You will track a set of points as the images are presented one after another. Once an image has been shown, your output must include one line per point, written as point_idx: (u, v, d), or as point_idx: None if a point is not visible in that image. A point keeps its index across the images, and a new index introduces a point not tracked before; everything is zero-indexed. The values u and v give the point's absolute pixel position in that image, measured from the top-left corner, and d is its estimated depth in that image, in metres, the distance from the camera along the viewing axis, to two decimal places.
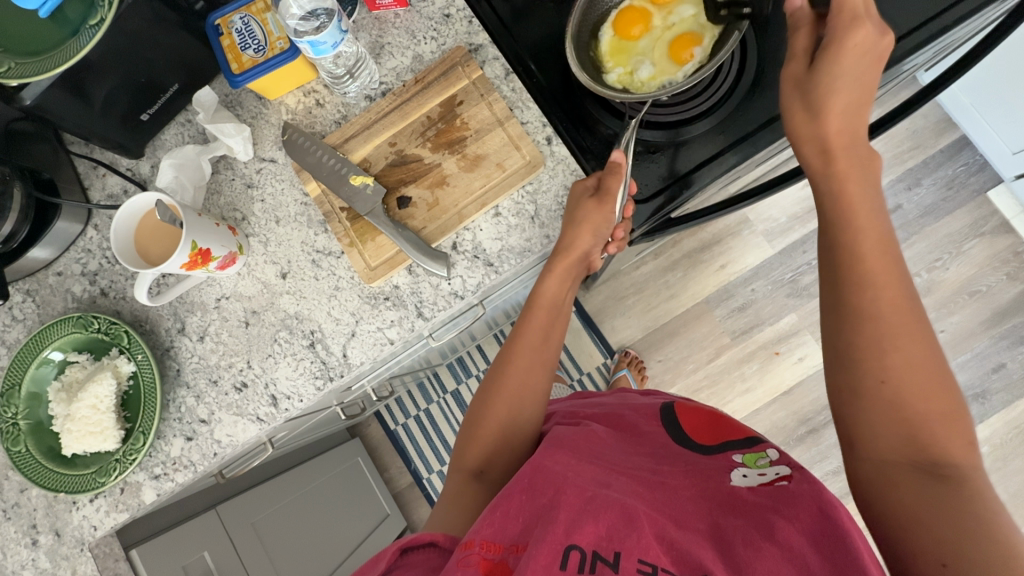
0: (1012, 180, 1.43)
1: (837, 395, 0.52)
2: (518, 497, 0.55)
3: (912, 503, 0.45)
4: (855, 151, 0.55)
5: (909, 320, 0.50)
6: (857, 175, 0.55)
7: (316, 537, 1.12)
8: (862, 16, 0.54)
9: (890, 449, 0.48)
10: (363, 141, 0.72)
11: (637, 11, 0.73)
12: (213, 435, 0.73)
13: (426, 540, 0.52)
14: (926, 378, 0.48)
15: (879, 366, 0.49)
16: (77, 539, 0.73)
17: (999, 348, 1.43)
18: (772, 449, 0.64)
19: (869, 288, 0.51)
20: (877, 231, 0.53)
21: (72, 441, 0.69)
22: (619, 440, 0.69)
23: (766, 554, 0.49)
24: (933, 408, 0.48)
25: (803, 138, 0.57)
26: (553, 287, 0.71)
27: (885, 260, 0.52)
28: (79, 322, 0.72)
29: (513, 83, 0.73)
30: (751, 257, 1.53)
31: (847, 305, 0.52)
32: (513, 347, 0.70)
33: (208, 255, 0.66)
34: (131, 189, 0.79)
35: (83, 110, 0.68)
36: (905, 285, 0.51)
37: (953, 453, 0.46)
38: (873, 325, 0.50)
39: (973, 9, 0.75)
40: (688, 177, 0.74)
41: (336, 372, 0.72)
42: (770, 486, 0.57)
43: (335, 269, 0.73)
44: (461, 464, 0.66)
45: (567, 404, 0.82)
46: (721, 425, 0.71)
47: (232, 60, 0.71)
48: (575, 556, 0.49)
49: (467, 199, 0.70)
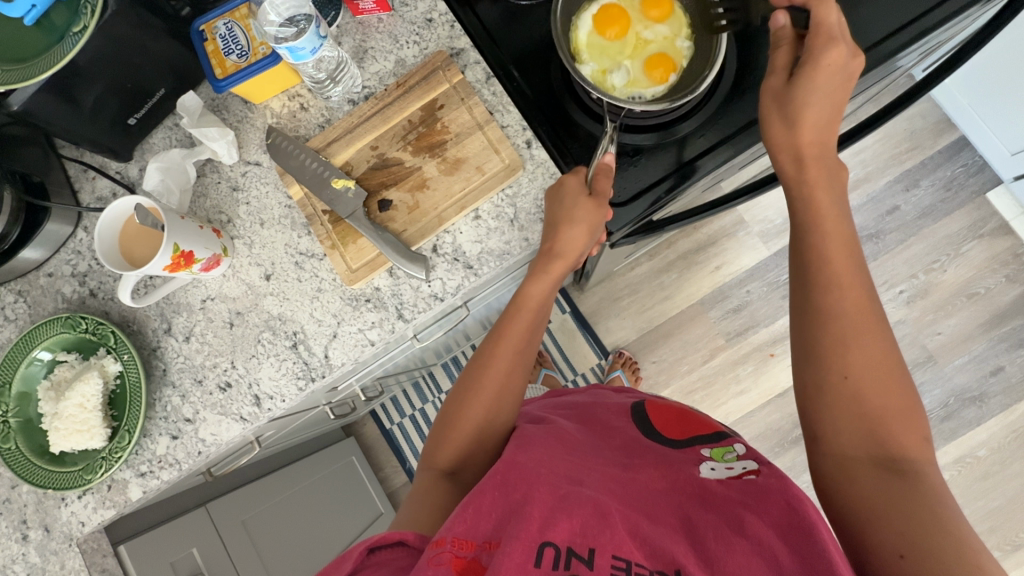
0: (1011, 182, 1.42)
1: (804, 393, 0.54)
2: (491, 494, 0.54)
3: (870, 497, 0.47)
4: (826, 160, 0.57)
5: (868, 320, 0.52)
6: (826, 184, 0.57)
7: (307, 534, 1.13)
8: (835, 37, 0.56)
9: (850, 445, 0.50)
10: (345, 144, 0.73)
11: (624, 14, 0.73)
12: (197, 434, 0.74)
13: (394, 539, 0.52)
14: (884, 371, 0.51)
15: (842, 362, 0.51)
16: (66, 534, 0.74)
17: (997, 350, 1.41)
18: (739, 444, 0.66)
19: (831, 290, 0.53)
20: (842, 236, 0.55)
21: (60, 439, 0.71)
22: (590, 436, 0.70)
23: (737, 549, 0.49)
24: (890, 404, 0.50)
25: (778, 148, 0.59)
26: (539, 287, 0.70)
27: (849, 263, 0.54)
28: (67, 323, 0.74)
29: (493, 87, 0.74)
30: (746, 259, 1.52)
31: (813, 307, 0.54)
32: (494, 347, 0.70)
33: (190, 258, 0.67)
34: (120, 192, 0.80)
35: (72, 115, 0.69)
36: (866, 285, 0.53)
37: (909, 446, 0.48)
38: (836, 327, 0.52)
39: (957, 10, 0.75)
40: (690, 166, 0.74)
41: (318, 372, 0.73)
42: (738, 479, 0.58)
43: (318, 271, 0.74)
44: (433, 463, 0.66)
45: (540, 404, 0.83)
46: (689, 420, 0.74)
47: (216, 65, 0.72)
48: (549, 553, 0.48)
49: (446, 202, 0.70)
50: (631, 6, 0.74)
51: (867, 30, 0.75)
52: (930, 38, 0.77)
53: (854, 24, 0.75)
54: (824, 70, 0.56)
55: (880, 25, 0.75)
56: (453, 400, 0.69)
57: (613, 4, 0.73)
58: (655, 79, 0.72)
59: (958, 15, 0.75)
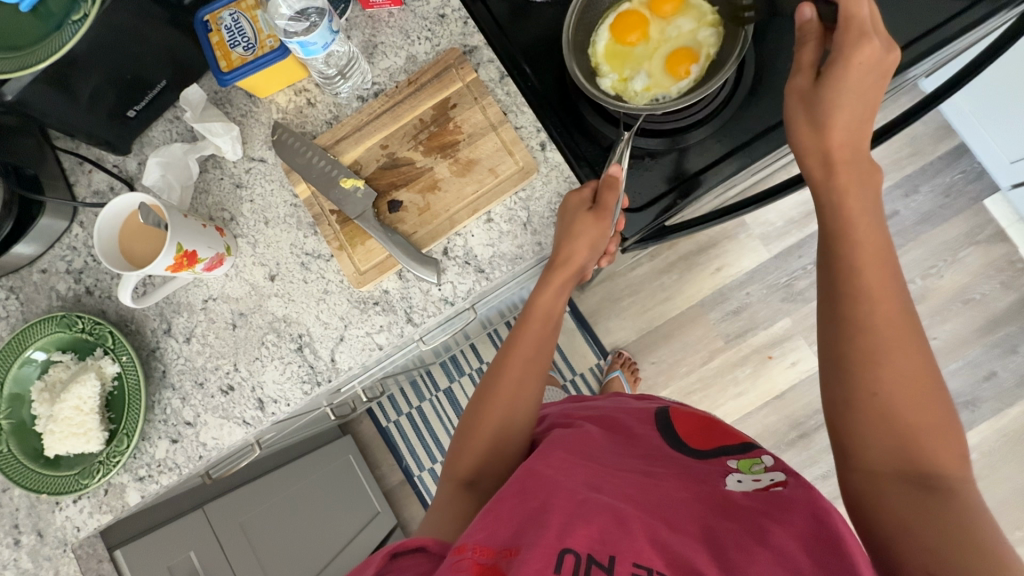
0: (1009, 189, 1.43)
1: (832, 406, 0.53)
2: (511, 501, 0.55)
3: (900, 509, 0.46)
4: (857, 164, 0.56)
5: (905, 336, 0.51)
6: (857, 188, 0.56)
7: (304, 536, 1.11)
8: (868, 31, 0.55)
9: (877, 458, 0.49)
10: (354, 142, 0.71)
11: (640, 18, 0.72)
12: (198, 438, 0.72)
13: (415, 545, 0.52)
14: (918, 392, 0.49)
15: (874, 380, 0.50)
16: (60, 540, 0.72)
17: (991, 355, 1.43)
18: (767, 456, 0.65)
19: (865, 301, 0.52)
20: (875, 244, 0.55)
21: (55, 442, 0.68)
22: (612, 443, 0.70)
23: (759, 558, 0.48)
24: (926, 420, 0.49)
25: (806, 153, 0.58)
26: (548, 297, 0.70)
27: (883, 273, 0.54)
28: (63, 322, 0.71)
29: (507, 86, 0.72)
30: (747, 261, 1.52)
31: (841, 316, 0.53)
32: (506, 356, 0.70)
33: (193, 258, 0.65)
34: (118, 186, 0.78)
35: (68, 106, 0.66)
36: (900, 294, 0.53)
37: (942, 464, 0.47)
38: (866, 339, 0.51)
39: (976, 20, 0.74)
40: (695, 179, 0.73)
41: (324, 376, 0.71)
42: (764, 491, 0.57)
43: (325, 272, 0.72)
44: (455, 473, 0.66)
45: (561, 408, 0.82)
46: (716, 432, 0.72)
47: (220, 57, 0.69)
48: (569, 560, 0.48)
49: (458, 205, 0.69)
50: (644, 7, 0.73)
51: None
52: (943, 50, 0.77)
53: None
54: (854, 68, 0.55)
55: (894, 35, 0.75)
56: (471, 410, 0.69)
57: (627, 9, 0.73)
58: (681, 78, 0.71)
59: (975, 27, 0.74)
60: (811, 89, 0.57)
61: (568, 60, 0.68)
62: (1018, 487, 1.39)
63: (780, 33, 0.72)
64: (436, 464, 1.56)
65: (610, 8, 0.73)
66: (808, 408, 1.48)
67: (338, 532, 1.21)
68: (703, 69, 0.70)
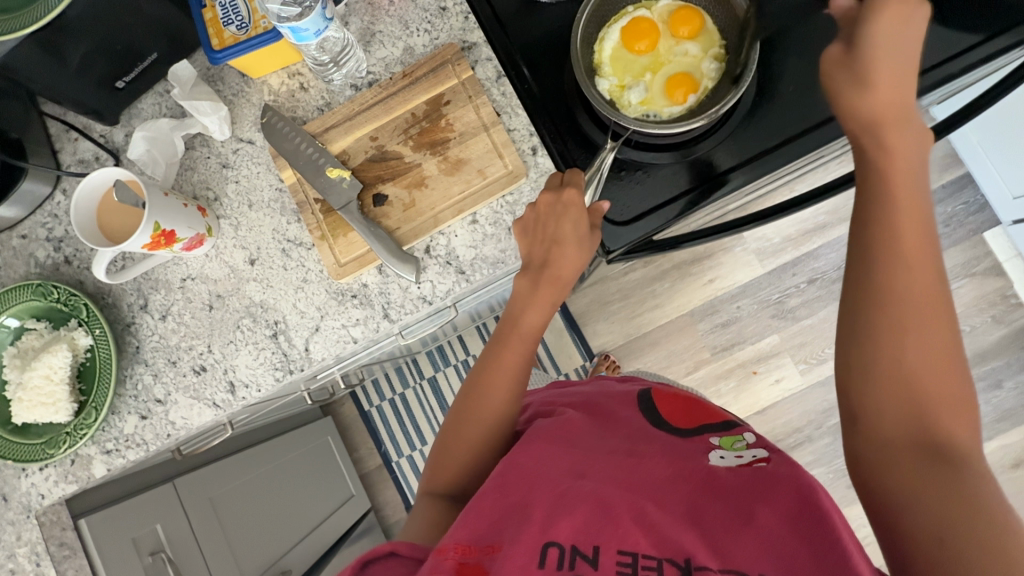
0: (1009, 224, 1.42)
1: (845, 373, 0.50)
2: (492, 495, 0.56)
3: (914, 480, 0.45)
4: (909, 124, 0.50)
5: (935, 305, 0.47)
6: (909, 149, 0.50)
7: (270, 521, 1.11)
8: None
9: (892, 431, 0.47)
10: (344, 132, 0.70)
11: (654, 29, 0.71)
12: (167, 416, 0.72)
13: (386, 551, 0.53)
14: (945, 361, 0.47)
15: (897, 348, 0.47)
16: (24, 506, 0.73)
17: (975, 388, 1.43)
18: (749, 433, 0.66)
19: (901, 268, 0.47)
20: (916, 214, 0.49)
21: (23, 410, 0.68)
22: (596, 425, 0.69)
23: (745, 540, 0.49)
24: (942, 391, 0.47)
25: (846, 112, 0.52)
26: (534, 316, 0.67)
27: (921, 241, 0.48)
28: (38, 290, 0.71)
29: (503, 87, 0.70)
30: (740, 275, 1.52)
31: (869, 286, 0.48)
32: (486, 376, 0.67)
33: (171, 237, 0.64)
34: (103, 157, 0.77)
35: (54, 72, 0.65)
36: (937, 267, 0.48)
37: (954, 431, 0.46)
38: (897, 307, 0.47)
39: (985, 56, 0.73)
40: (713, 183, 0.72)
41: (297, 365, 0.71)
42: (748, 467, 0.58)
43: (305, 261, 0.71)
44: (430, 488, 0.67)
45: (543, 395, 0.82)
46: (696, 412, 0.73)
47: (213, 35, 0.68)
48: (553, 553, 0.50)
49: (444, 204, 0.68)
50: (662, 21, 0.71)
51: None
52: (953, 83, 0.75)
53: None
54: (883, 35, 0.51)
55: None
56: (449, 426, 0.68)
57: (643, 16, 0.71)
58: (681, 100, 0.69)
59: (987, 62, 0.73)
60: (843, 60, 0.53)
61: (574, 52, 0.66)
62: None
63: (784, 54, 0.71)
64: (415, 451, 1.57)
65: (628, 11, 0.71)
66: (787, 426, 1.49)
67: (307, 515, 1.21)
68: (698, 99, 0.69)
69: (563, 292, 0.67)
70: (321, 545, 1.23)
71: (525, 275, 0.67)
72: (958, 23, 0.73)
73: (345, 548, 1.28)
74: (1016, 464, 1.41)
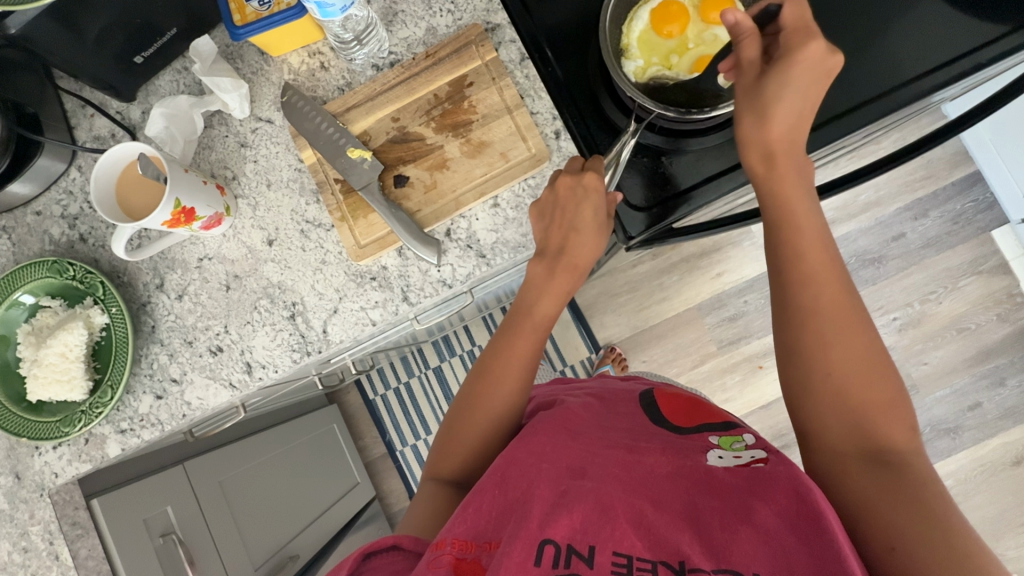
0: (1018, 223, 1.41)
1: (789, 393, 0.55)
2: (491, 492, 0.55)
3: (869, 493, 0.48)
4: (796, 157, 0.55)
5: (845, 317, 0.53)
6: (795, 181, 0.55)
7: (279, 504, 1.11)
8: (812, 31, 0.52)
9: (838, 441, 0.51)
10: (365, 113, 0.69)
11: (683, 13, 0.70)
12: (183, 397, 0.72)
13: (388, 544, 0.54)
14: (867, 370, 0.52)
15: (823, 365, 0.52)
16: (37, 484, 0.73)
17: (978, 386, 1.43)
18: (748, 434, 0.63)
19: (812, 287, 0.54)
20: (817, 235, 0.55)
21: (38, 387, 0.67)
22: (597, 416, 0.68)
23: (743, 537, 0.48)
24: (873, 398, 0.51)
25: (748, 144, 0.56)
26: (549, 303, 0.66)
27: (823, 260, 0.55)
28: (53, 268, 0.70)
29: (527, 69, 0.70)
30: (749, 269, 1.50)
31: (794, 310, 0.54)
32: (497, 370, 0.66)
33: (191, 216, 0.63)
34: (119, 134, 0.76)
35: (75, 45, 0.64)
36: (843, 281, 0.54)
37: (894, 441, 0.50)
38: (806, 334, 0.53)
39: (1007, 51, 0.72)
40: (700, 188, 0.72)
41: (314, 347, 0.70)
42: (747, 468, 0.56)
43: (324, 242, 0.70)
44: (435, 474, 0.67)
45: (546, 390, 0.80)
46: (702, 410, 0.71)
47: (234, 10, 0.66)
48: (548, 551, 0.49)
49: (465, 186, 0.67)
50: (693, 6, 0.71)
51: (902, 62, 0.73)
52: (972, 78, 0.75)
53: (887, 56, 0.73)
54: (800, 76, 0.52)
55: (919, 62, 0.73)
56: (457, 411, 0.68)
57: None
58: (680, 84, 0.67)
59: (1010, 55, 0.72)
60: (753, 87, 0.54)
61: (602, 33, 0.66)
62: (987, 516, 1.41)
63: None
64: (420, 440, 1.57)
65: None
66: None
67: (314, 500, 1.21)
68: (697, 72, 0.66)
69: (580, 279, 0.67)
70: (329, 529, 1.25)
71: (540, 262, 0.66)
72: (979, 15, 0.72)
73: (352, 533, 1.30)
74: (1018, 460, 1.42)
